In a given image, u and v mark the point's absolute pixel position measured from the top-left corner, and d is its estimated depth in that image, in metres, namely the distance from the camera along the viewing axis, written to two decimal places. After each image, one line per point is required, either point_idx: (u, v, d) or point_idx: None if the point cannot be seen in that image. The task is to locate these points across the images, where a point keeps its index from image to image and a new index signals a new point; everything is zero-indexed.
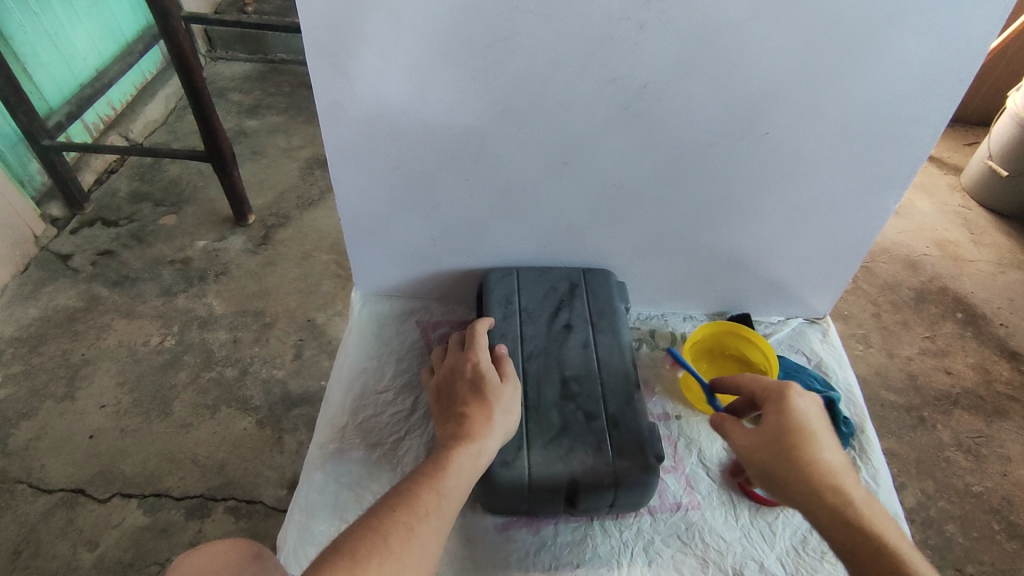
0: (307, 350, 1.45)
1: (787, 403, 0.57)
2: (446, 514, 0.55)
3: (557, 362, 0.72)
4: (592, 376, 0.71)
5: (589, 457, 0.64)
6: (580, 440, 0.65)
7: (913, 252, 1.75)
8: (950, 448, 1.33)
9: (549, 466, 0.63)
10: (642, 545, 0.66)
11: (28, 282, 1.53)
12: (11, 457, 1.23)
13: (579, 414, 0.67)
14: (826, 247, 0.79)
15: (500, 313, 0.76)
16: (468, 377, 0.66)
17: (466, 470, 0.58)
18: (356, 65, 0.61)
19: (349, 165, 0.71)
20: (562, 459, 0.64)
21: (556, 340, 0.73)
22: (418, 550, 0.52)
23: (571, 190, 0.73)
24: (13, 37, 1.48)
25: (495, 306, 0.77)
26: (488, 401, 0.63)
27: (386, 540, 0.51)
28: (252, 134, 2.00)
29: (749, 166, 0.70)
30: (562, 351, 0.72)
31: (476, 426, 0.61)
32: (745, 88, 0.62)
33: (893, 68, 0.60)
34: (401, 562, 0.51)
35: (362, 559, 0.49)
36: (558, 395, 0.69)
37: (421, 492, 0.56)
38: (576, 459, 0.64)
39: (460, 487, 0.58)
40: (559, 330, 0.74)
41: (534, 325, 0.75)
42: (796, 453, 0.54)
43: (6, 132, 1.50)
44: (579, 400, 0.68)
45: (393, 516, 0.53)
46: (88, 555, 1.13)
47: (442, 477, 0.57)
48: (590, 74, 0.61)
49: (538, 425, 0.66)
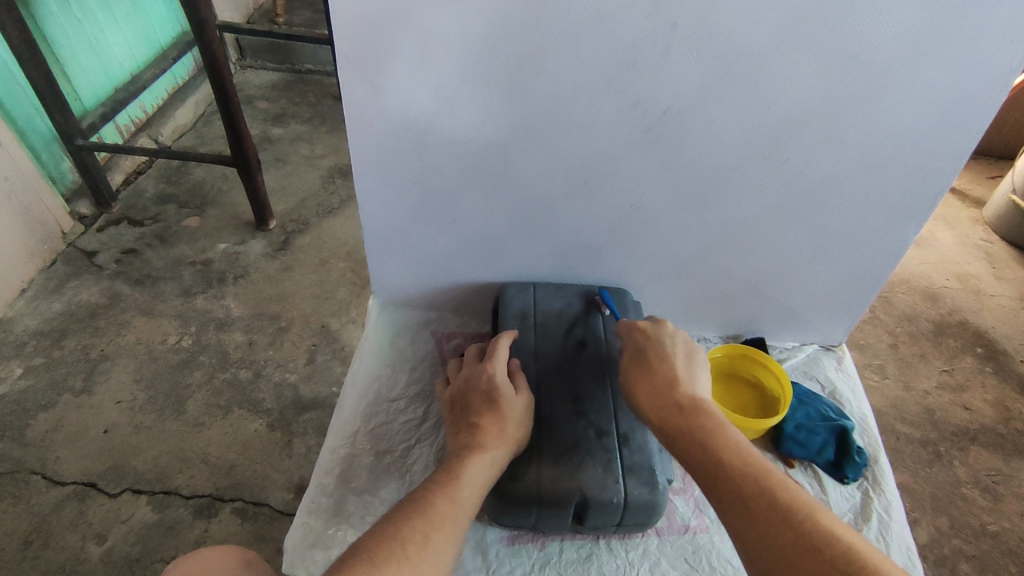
0: (320, 355, 1.47)
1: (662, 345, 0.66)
2: (461, 524, 0.55)
3: (570, 378, 0.72)
4: (605, 393, 0.71)
5: (599, 474, 0.64)
6: (590, 456, 0.65)
7: (932, 284, 1.73)
8: (966, 485, 1.31)
9: (559, 481, 0.63)
10: (648, 567, 0.65)
11: (53, 277, 1.57)
12: (27, 448, 1.25)
13: (590, 431, 0.67)
14: (844, 276, 0.79)
15: (515, 327, 0.76)
16: (482, 388, 0.67)
17: (482, 479, 0.59)
18: (385, 80, 0.63)
19: (373, 178, 0.73)
20: (572, 474, 0.64)
21: (570, 357, 0.74)
22: (436, 555, 0.52)
23: (591, 209, 0.74)
24: (53, 39, 1.53)
25: (511, 319, 0.77)
26: (502, 413, 0.64)
27: (405, 546, 0.51)
28: (277, 141, 2.04)
29: (769, 192, 0.70)
30: (575, 368, 0.73)
31: (491, 437, 0.62)
32: (768, 115, 0.63)
33: (917, 100, 0.60)
34: (417, 565, 0.50)
35: (381, 562, 0.49)
36: (570, 411, 0.69)
37: (438, 500, 0.56)
38: (586, 475, 0.64)
39: (473, 497, 0.58)
40: (573, 346, 0.75)
41: (549, 341, 0.75)
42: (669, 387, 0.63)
43: (42, 130, 1.54)
44: (590, 417, 0.68)
45: (411, 523, 0.53)
46: (96, 548, 1.14)
47: (457, 486, 0.57)
48: (614, 97, 0.62)
49: (549, 439, 0.66)
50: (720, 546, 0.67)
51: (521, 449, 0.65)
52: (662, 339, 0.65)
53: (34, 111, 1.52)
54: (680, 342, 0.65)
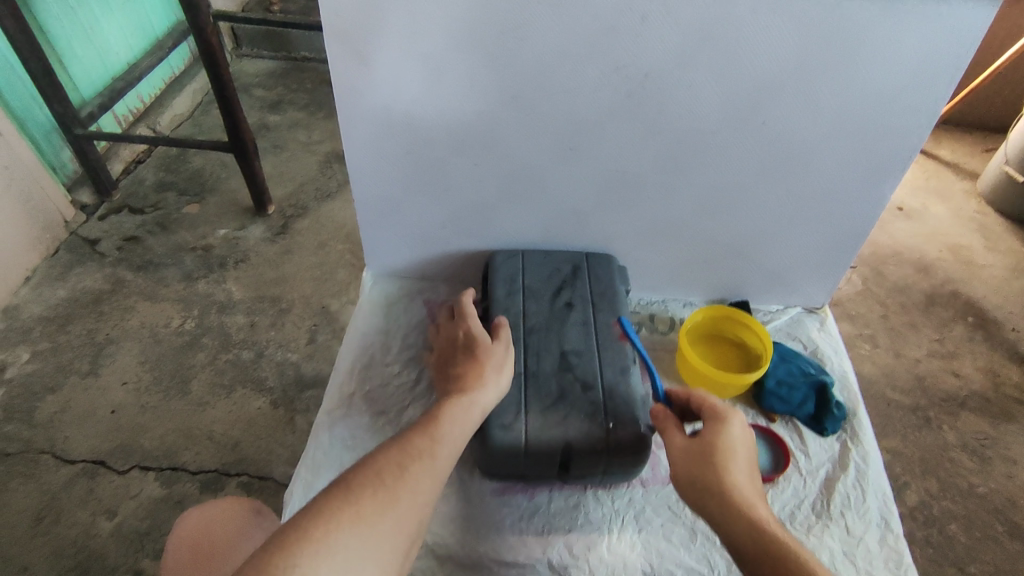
0: (320, 335, 1.50)
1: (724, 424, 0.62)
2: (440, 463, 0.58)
3: (557, 337, 0.74)
4: (591, 351, 0.73)
5: (584, 424, 0.67)
6: (576, 408, 0.68)
7: (925, 256, 1.75)
8: (955, 448, 1.33)
9: (546, 431, 0.66)
10: (632, 514, 0.69)
11: (58, 264, 1.60)
12: (37, 429, 1.28)
13: (576, 385, 0.70)
14: (824, 238, 0.81)
15: (503, 291, 0.79)
16: (461, 345, 0.70)
17: (460, 420, 0.61)
18: (373, 52, 0.65)
19: (365, 149, 0.75)
20: (558, 424, 0.67)
21: (558, 318, 0.76)
22: (413, 485, 0.54)
23: (576, 175, 0.76)
24: (50, 30, 1.55)
25: (499, 284, 0.79)
26: (480, 361, 0.67)
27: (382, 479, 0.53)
28: (274, 128, 2.06)
29: (747, 154, 0.72)
30: (564, 331, 0.75)
31: (470, 382, 0.65)
32: (744, 77, 0.64)
33: (888, 60, 0.62)
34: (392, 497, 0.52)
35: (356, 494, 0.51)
36: (557, 367, 0.71)
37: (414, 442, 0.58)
38: (572, 425, 0.67)
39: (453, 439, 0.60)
40: (560, 308, 0.77)
41: (537, 303, 0.78)
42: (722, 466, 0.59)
43: (41, 120, 1.57)
44: (576, 372, 0.71)
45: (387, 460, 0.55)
46: (108, 522, 1.17)
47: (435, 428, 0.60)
48: (594, 62, 0.64)
49: (536, 392, 0.69)
50: None
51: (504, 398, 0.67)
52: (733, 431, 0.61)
53: (33, 101, 1.54)
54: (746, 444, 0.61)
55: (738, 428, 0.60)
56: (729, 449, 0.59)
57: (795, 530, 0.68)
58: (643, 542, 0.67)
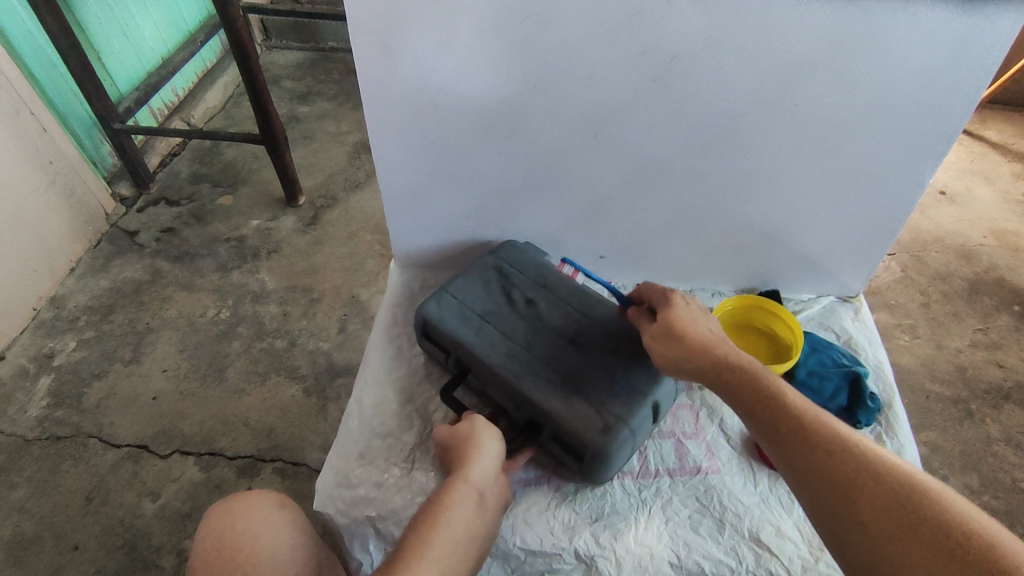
0: (350, 324, 1.52)
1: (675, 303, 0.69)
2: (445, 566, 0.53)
3: (550, 328, 0.74)
4: (591, 319, 0.76)
5: (646, 375, 0.70)
6: (627, 369, 0.70)
7: (969, 242, 1.68)
8: (998, 442, 1.29)
9: (632, 405, 0.67)
10: (660, 504, 0.68)
11: (100, 255, 1.66)
12: (84, 414, 1.34)
13: (607, 351, 0.72)
14: (858, 223, 0.79)
15: (470, 329, 0.74)
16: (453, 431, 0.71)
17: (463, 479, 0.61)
18: (399, 43, 0.65)
19: (391, 140, 0.75)
20: (633, 394, 0.68)
21: (531, 318, 0.75)
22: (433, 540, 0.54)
23: (602, 162, 0.75)
24: (88, 27, 1.59)
25: (456, 324, 0.74)
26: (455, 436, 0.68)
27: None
28: (304, 119, 2.08)
29: (778, 138, 0.70)
30: (512, 329, 0.74)
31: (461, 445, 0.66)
32: (775, 59, 0.63)
33: (926, 38, 0.60)
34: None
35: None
36: (581, 351, 0.72)
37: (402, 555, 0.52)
38: (640, 382, 0.69)
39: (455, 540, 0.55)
40: (526, 308, 0.76)
41: (504, 318, 0.75)
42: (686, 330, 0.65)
43: (82, 116, 1.62)
44: (593, 344, 0.73)
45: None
46: (151, 504, 1.22)
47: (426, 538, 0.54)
48: (619, 47, 0.63)
49: (584, 377, 0.69)
50: (730, 485, 0.69)
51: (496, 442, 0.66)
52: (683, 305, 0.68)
53: (74, 97, 1.59)
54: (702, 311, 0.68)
55: (684, 304, 0.68)
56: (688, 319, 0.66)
57: None
58: (670, 533, 0.66)
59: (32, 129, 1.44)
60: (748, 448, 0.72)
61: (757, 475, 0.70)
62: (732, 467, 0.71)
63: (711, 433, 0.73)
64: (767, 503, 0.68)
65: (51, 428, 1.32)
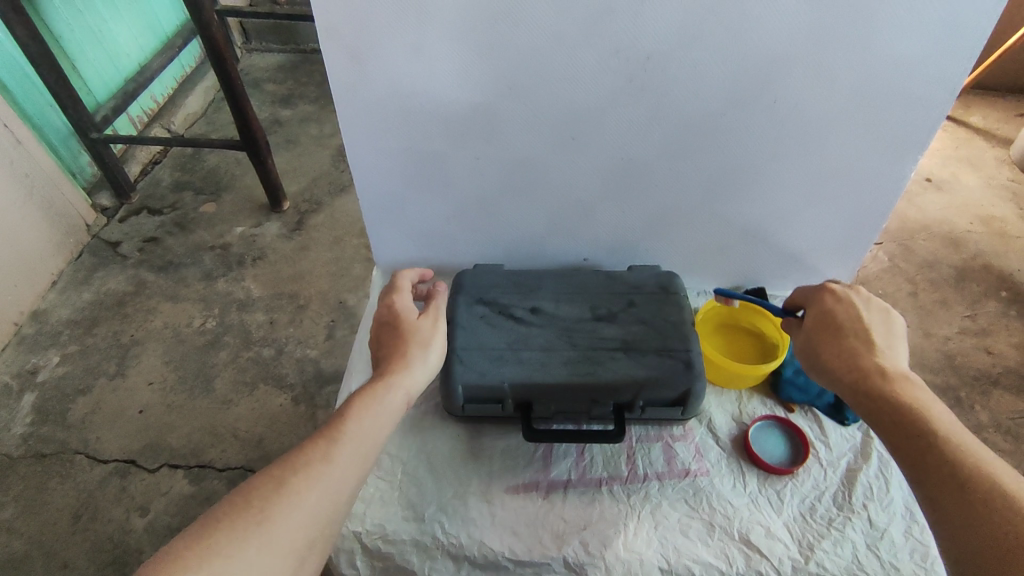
0: (339, 330, 1.51)
1: (826, 302, 0.65)
2: (361, 449, 0.55)
3: (561, 321, 0.74)
4: (587, 290, 0.77)
5: (666, 302, 0.75)
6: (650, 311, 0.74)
7: (955, 229, 1.68)
8: (988, 429, 1.29)
9: (680, 329, 0.72)
10: (649, 509, 0.66)
11: (81, 268, 1.63)
12: (70, 430, 1.32)
13: (620, 304, 0.75)
14: (841, 218, 0.78)
15: (512, 361, 0.70)
16: (386, 320, 0.67)
17: (375, 418, 0.57)
18: (368, 48, 0.64)
19: (365, 147, 0.74)
20: (675, 326, 0.72)
21: (544, 323, 0.73)
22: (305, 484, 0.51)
23: (582, 163, 0.74)
24: (61, 35, 1.56)
25: (490, 365, 0.69)
26: (402, 335, 0.65)
27: (252, 498, 0.49)
28: (286, 123, 2.06)
29: (758, 133, 0.69)
30: (525, 343, 0.71)
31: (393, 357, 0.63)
32: (751, 55, 0.62)
33: (901, 29, 0.59)
34: (273, 514, 0.49)
35: (213, 521, 0.48)
36: (601, 320, 0.74)
37: (310, 442, 0.54)
38: (671, 310, 0.74)
39: (375, 421, 0.58)
40: (537, 316, 0.74)
41: (526, 333, 0.72)
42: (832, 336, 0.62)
43: (58, 126, 1.59)
44: (603, 308, 0.75)
45: (270, 468, 0.52)
46: (140, 520, 1.20)
47: (336, 425, 0.55)
48: (592, 46, 0.62)
49: (620, 337, 0.72)
50: (720, 487, 0.67)
51: (404, 333, 0.65)
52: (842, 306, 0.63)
53: (48, 107, 1.56)
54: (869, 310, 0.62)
55: (837, 302, 0.64)
56: (842, 322, 0.62)
57: (817, 524, 0.64)
58: (660, 538, 0.64)
59: (6, 142, 1.41)
60: (738, 448, 0.71)
61: (746, 476, 0.68)
62: (721, 469, 0.69)
63: (700, 434, 0.72)
64: (757, 503, 0.66)
65: (36, 445, 1.30)
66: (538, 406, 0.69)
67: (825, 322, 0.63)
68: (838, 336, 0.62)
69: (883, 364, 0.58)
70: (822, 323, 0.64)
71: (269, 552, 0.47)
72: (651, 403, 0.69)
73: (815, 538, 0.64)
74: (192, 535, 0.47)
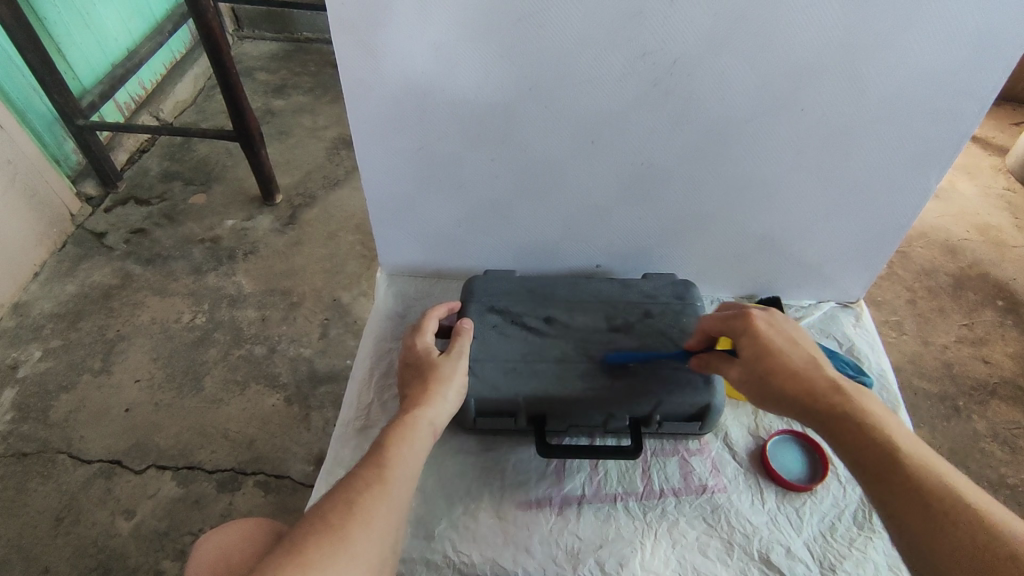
0: (333, 329, 1.47)
1: (753, 328, 0.60)
2: (412, 471, 0.55)
3: (576, 331, 0.71)
4: (602, 300, 0.74)
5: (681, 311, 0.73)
6: (667, 322, 0.72)
7: (952, 237, 1.69)
8: (985, 439, 1.30)
9: None
10: (666, 527, 0.64)
11: (66, 259, 1.58)
12: (52, 429, 1.27)
13: (638, 313, 0.73)
14: (860, 229, 0.77)
15: (525, 371, 0.67)
16: (410, 360, 0.66)
17: (410, 449, 0.56)
18: (383, 43, 0.60)
19: (376, 145, 0.71)
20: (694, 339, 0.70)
21: (558, 332, 0.71)
22: (365, 516, 0.50)
23: (599, 168, 0.71)
24: (46, 17, 1.50)
25: (502, 376, 0.67)
26: (424, 373, 0.63)
27: (326, 519, 0.49)
28: (279, 113, 2.01)
29: (783, 142, 0.67)
30: (539, 354, 0.69)
31: (416, 396, 0.61)
32: (781, 61, 0.60)
33: (938, 40, 0.57)
34: (351, 533, 0.49)
35: (299, 543, 0.47)
36: (616, 330, 0.71)
37: (363, 470, 0.54)
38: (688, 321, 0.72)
39: (418, 446, 0.57)
40: (551, 326, 0.71)
41: (538, 343, 0.70)
42: (772, 368, 0.58)
43: (42, 111, 1.53)
44: (621, 317, 0.73)
45: (334, 495, 0.51)
46: (126, 523, 1.16)
47: (385, 453, 0.55)
48: (618, 49, 0.59)
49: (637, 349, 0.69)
50: (738, 504, 0.66)
51: (425, 371, 0.63)
52: (768, 333, 0.60)
53: (33, 92, 1.50)
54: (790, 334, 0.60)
55: (766, 327, 0.60)
56: (775, 350, 0.58)
57: (838, 543, 0.63)
58: (678, 557, 0.62)
59: None
60: (755, 463, 0.69)
61: (764, 492, 0.67)
62: (739, 484, 0.67)
63: (716, 449, 0.70)
64: (776, 522, 0.64)
65: (16, 444, 1.25)
66: (553, 419, 0.67)
67: (757, 353, 0.59)
68: (778, 365, 0.57)
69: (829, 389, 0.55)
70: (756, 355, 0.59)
71: (357, 568, 0.47)
72: (668, 419, 0.68)
73: (837, 558, 0.62)
74: (282, 559, 0.46)
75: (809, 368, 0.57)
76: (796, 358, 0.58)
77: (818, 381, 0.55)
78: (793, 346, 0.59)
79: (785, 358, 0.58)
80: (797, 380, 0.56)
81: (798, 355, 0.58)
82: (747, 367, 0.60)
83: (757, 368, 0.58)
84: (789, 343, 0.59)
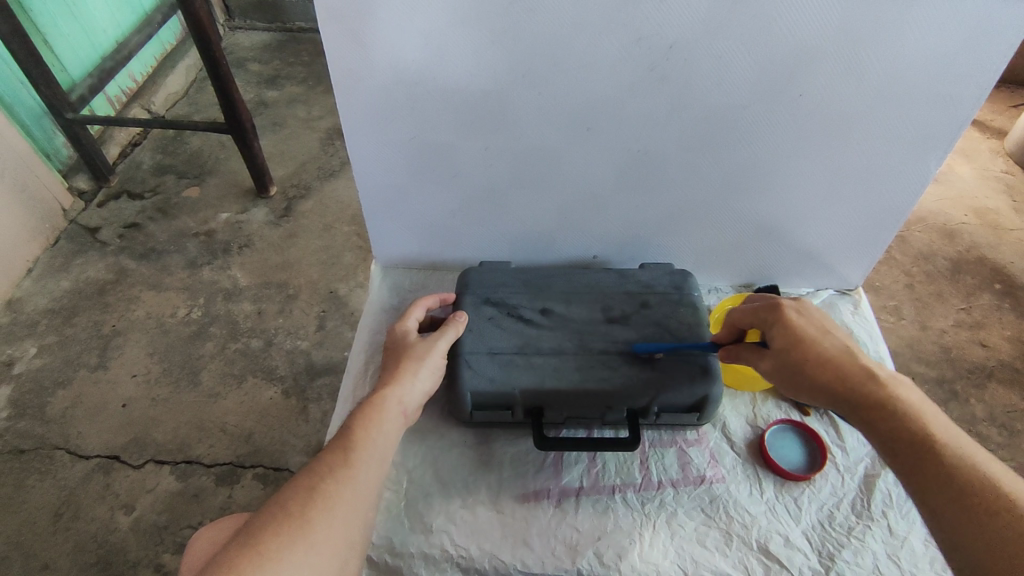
0: (329, 321, 1.46)
1: (788, 318, 0.59)
2: (379, 456, 0.55)
3: (573, 323, 0.70)
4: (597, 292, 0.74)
5: (676, 301, 0.72)
6: (663, 312, 0.71)
7: (951, 221, 1.68)
8: (983, 422, 1.30)
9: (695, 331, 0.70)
10: (665, 518, 0.64)
11: (59, 254, 1.56)
12: (50, 425, 1.27)
13: (634, 303, 0.72)
14: (857, 216, 0.76)
15: (522, 363, 0.67)
16: (393, 348, 0.66)
17: (378, 431, 0.56)
18: (371, 30, 0.59)
19: (366, 135, 0.70)
20: (689, 329, 0.70)
21: (554, 325, 0.70)
22: (326, 503, 0.50)
23: (595, 156, 0.70)
24: (33, 10, 1.48)
25: (499, 370, 0.66)
26: (403, 357, 0.63)
27: (288, 506, 0.49)
28: (272, 104, 1.99)
29: (782, 129, 0.66)
30: (536, 347, 0.68)
31: (390, 378, 0.61)
32: (779, 46, 0.58)
33: (938, 23, 0.56)
34: (311, 520, 0.48)
35: (260, 529, 0.47)
36: (612, 321, 0.71)
37: (329, 453, 0.54)
38: (683, 311, 0.71)
39: (387, 429, 0.57)
40: (546, 318, 0.71)
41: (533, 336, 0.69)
42: (808, 358, 0.56)
43: (30, 104, 1.51)
44: (617, 308, 0.72)
45: (297, 481, 0.51)
46: (126, 518, 1.16)
47: (351, 435, 0.55)
48: (611, 34, 0.58)
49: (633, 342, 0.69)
50: (736, 494, 0.65)
51: (405, 357, 0.63)
52: (808, 323, 0.58)
53: (20, 85, 1.48)
54: (824, 322, 0.59)
55: (800, 316, 0.59)
56: (813, 339, 0.57)
57: (837, 532, 0.63)
58: (676, 548, 0.62)
59: None
60: (753, 453, 0.69)
61: (763, 482, 0.66)
62: (737, 474, 0.67)
63: (714, 439, 0.70)
64: (774, 511, 0.64)
65: (14, 441, 1.24)
66: (550, 412, 0.67)
67: (785, 343, 0.58)
68: (813, 354, 0.56)
69: (866, 378, 0.54)
70: (785, 344, 0.58)
71: (317, 554, 0.47)
72: (665, 410, 0.67)
73: (835, 548, 0.62)
74: (240, 547, 0.46)
75: (851, 357, 0.56)
76: (835, 347, 0.57)
77: (858, 371, 0.55)
78: (824, 335, 0.58)
79: (818, 347, 0.57)
80: (832, 369, 0.55)
81: (843, 344, 0.57)
82: (780, 358, 0.58)
83: (791, 359, 0.57)
84: (822, 332, 0.58)
